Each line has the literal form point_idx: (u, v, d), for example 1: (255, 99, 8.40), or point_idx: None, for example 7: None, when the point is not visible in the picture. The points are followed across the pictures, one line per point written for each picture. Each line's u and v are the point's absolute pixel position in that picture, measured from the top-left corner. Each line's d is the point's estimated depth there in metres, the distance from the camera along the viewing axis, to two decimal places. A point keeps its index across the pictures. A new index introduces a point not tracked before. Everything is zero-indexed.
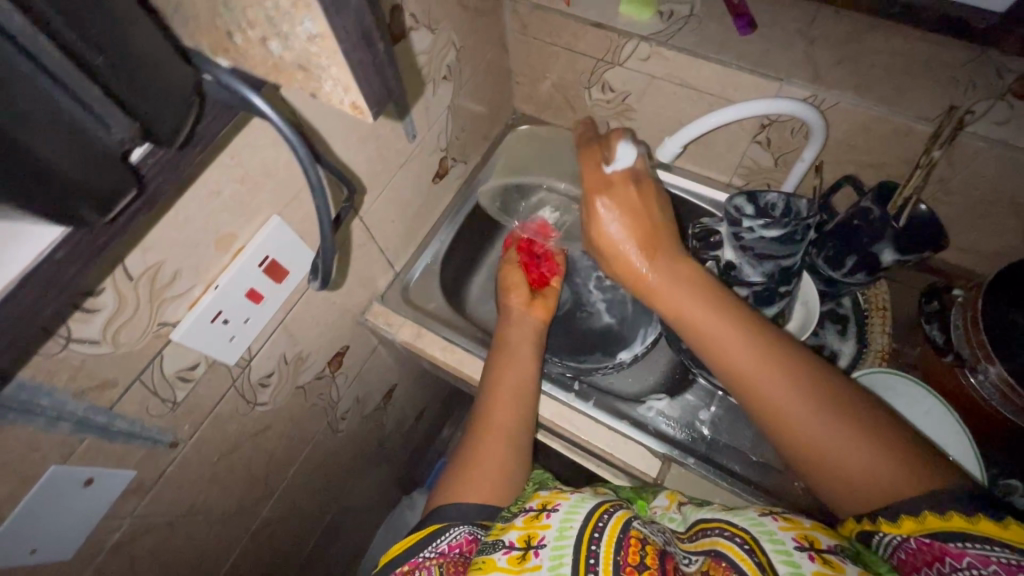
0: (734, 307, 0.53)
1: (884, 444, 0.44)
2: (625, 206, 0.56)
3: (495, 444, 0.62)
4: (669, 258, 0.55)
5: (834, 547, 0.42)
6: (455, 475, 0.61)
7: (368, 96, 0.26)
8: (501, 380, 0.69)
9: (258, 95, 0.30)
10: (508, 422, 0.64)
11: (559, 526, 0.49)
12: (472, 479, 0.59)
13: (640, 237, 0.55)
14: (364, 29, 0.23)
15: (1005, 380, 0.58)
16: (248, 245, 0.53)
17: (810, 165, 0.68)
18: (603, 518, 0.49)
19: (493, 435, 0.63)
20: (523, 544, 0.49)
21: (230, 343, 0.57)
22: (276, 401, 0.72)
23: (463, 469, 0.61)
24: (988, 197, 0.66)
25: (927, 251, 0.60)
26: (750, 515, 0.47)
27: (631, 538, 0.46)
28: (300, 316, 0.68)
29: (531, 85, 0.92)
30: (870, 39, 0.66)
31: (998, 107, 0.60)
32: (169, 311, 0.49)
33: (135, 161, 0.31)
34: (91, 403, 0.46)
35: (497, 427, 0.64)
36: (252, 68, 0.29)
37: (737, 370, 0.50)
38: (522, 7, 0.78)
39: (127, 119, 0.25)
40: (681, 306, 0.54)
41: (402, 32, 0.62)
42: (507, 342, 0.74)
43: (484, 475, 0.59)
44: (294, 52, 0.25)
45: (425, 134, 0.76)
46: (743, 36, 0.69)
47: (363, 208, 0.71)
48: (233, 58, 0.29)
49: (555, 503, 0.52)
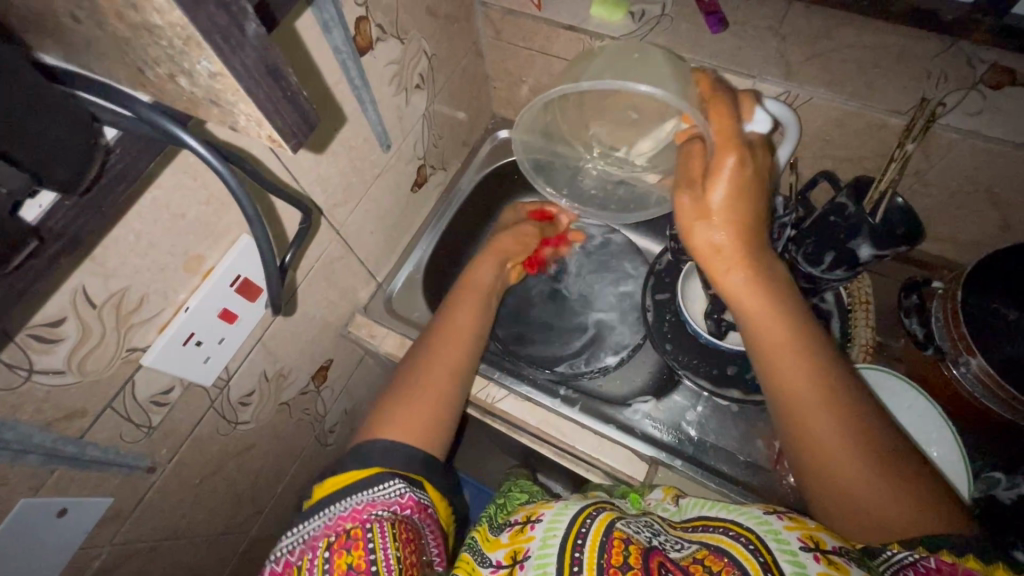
0: (805, 321, 0.49)
1: (913, 483, 0.43)
2: (748, 179, 0.46)
3: (445, 372, 0.62)
4: (763, 257, 0.49)
5: (840, 549, 0.42)
6: (397, 398, 0.59)
7: (284, 128, 0.26)
8: (457, 321, 0.68)
9: (188, 133, 0.30)
10: (456, 357, 0.64)
11: (543, 536, 0.49)
12: (411, 403, 0.58)
13: (744, 220, 0.47)
14: (270, 65, 0.23)
15: (987, 372, 0.58)
16: (217, 266, 0.52)
17: (787, 162, 0.67)
18: (586, 522, 0.48)
19: (437, 365, 0.63)
20: (509, 562, 0.49)
21: (205, 365, 0.56)
22: (259, 418, 0.71)
23: (407, 397, 0.59)
24: (964, 188, 0.66)
25: (903, 247, 0.60)
26: (754, 512, 0.47)
27: (614, 540, 0.45)
28: (278, 333, 0.67)
29: (509, 89, 0.92)
30: (841, 33, 0.66)
31: (970, 97, 0.60)
32: (138, 336, 0.48)
33: (31, 219, 0.29)
34: (59, 434, 0.46)
35: (441, 361, 0.63)
36: (175, 102, 0.28)
37: (791, 373, 0.48)
38: (494, 12, 0.77)
39: (9, 168, 0.24)
40: (748, 300, 0.49)
41: (370, 43, 0.61)
42: (470, 288, 0.73)
43: (427, 414, 0.58)
44: (202, 89, 0.24)
45: (399, 143, 0.76)
46: (714, 33, 0.69)
47: (340, 221, 0.70)
48: (155, 93, 0.29)
49: (539, 513, 0.52)
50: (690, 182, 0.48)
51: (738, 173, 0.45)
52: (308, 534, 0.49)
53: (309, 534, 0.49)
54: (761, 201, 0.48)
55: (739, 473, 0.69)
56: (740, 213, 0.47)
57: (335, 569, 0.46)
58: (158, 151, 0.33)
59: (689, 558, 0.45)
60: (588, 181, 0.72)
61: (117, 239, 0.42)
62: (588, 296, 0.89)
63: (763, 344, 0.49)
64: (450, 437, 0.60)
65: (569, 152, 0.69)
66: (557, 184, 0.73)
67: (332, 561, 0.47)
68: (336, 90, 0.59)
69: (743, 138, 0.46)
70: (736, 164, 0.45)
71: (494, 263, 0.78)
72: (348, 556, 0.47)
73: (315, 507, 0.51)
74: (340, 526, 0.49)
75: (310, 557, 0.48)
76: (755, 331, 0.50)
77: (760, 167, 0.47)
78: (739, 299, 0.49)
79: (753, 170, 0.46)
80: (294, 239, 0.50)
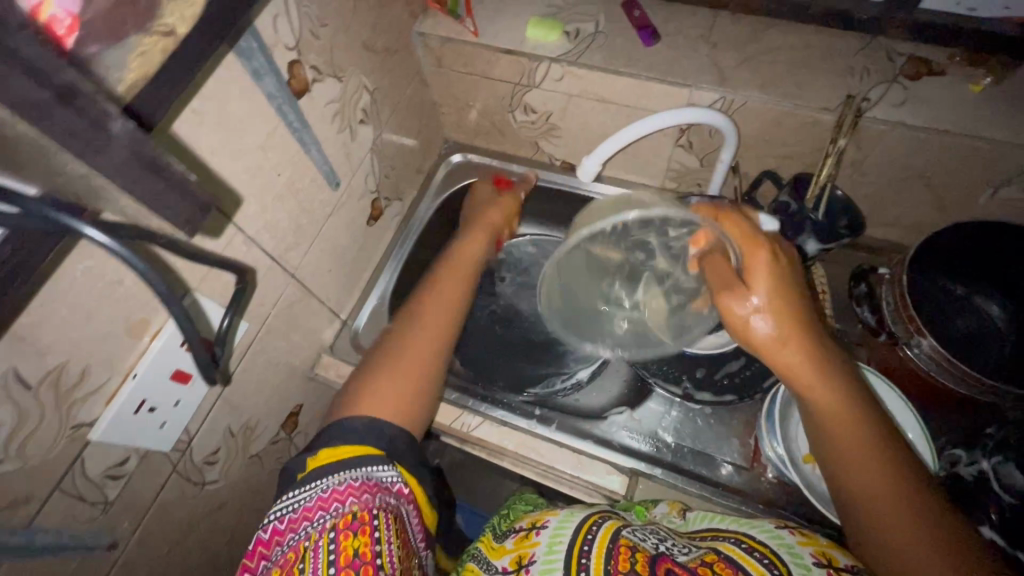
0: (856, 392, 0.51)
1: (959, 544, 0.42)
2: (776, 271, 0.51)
3: (426, 343, 0.60)
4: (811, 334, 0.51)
5: (852, 566, 0.45)
6: (366, 372, 0.58)
7: None
8: (442, 292, 0.66)
9: (85, 224, 0.31)
10: (442, 306, 0.63)
11: (549, 542, 0.49)
12: (391, 377, 0.57)
13: (785, 304, 0.50)
14: None
15: (937, 351, 0.59)
16: (165, 328, 0.50)
17: (730, 166, 0.70)
18: (593, 529, 0.49)
19: (419, 329, 0.61)
20: (514, 567, 0.50)
21: (162, 431, 0.54)
22: (229, 475, 0.69)
23: (376, 368, 0.57)
24: (899, 174, 0.68)
25: (846, 238, 0.65)
26: (765, 526, 0.49)
27: (621, 547, 0.46)
28: (239, 385, 0.65)
29: (457, 114, 0.92)
30: (768, 36, 0.69)
31: (892, 90, 0.63)
32: (83, 412, 0.46)
33: None
34: (3, 525, 0.44)
35: (426, 325, 0.61)
36: (71, 183, 0.28)
37: (847, 445, 0.48)
38: (433, 41, 0.78)
39: None
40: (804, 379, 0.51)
41: (306, 85, 0.60)
42: (456, 268, 0.69)
43: (405, 381, 0.57)
44: None
45: (349, 180, 0.75)
46: (648, 47, 0.71)
47: (295, 266, 0.69)
48: (49, 176, 0.28)
49: (544, 520, 0.53)
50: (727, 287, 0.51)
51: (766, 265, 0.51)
52: (310, 508, 0.48)
53: (306, 508, 0.48)
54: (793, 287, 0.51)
55: (719, 476, 0.70)
56: (777, 296, 0.50)
57: (341, 556, 0.45)
58: (60, 229, 0.32)
59: (697, 560, 0.46)
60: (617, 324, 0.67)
61: (45, 318, 0.41)
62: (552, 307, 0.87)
63: (823, 426, 0.50)
64: (434, 399, 0.60)
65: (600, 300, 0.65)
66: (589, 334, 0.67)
67: (337, 545, 0.45)
68: (275, 135, 0.58)
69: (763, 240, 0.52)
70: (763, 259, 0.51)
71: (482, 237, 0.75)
72: (355, 541, 0.46)
73: (314, 480, 0.49)
74: (343, 504, 0.47)
75: (311, 536, 0.46)
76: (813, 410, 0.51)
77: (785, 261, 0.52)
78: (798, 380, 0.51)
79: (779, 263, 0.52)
80: (233, 305, 0.50)
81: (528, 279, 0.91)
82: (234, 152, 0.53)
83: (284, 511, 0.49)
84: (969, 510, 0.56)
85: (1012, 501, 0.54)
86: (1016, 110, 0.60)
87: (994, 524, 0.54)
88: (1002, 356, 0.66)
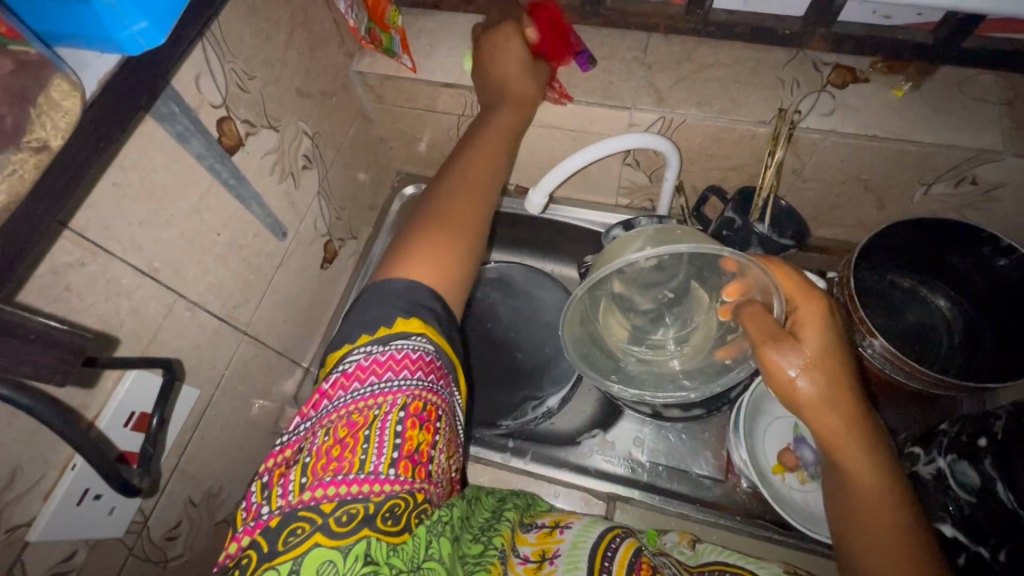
0: (892, 461, 0.46)
1: None
2: (822, 333, 0.46)
3: (469, 210, 0.55)
4: (857, 400, 0.46)
5: None
6: (416, 239, 0.52)
7: None
8: (469, 170, 0.58)
9: None
10: (477, 181, 0.58)
11: (573, 540, 0.51)
12: (441, 240, 0.52)
13: (831, 366, 0.46)
14: None
15: (888, 352, 0.60)
16: (102, 414, 0.49)
17: (675, 185, 0.72)
18: (615, 541, 0.50)
19: (457, 207, 0.55)
20: (537, 557, 0.50)
21: (111, 516, 0.52)
22: (194, 547, 0.66)
23: (420, 241, 0.51)
24: (836, 179, 0.70)
25: (791, 244, 0.67)
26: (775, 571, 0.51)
27: (642, 562, 0.47)
28: (195, 453, 0.62)
29: (406, 147, 0.91)
30: (699, 53, 0.69)
31: (822, 99, 0.65)
32: (18, 512, 0.44)
33: None
34: None
35: (465, 203, 0.56)
36: None
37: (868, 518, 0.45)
38: (372, 79, 0.77)
39: None
40: (843, 442, 0.46)
41: (239, 140, 0.58)
42: (489, 140, 0.61)
43: (440, 261, 0.50)
44: None
45: (297, 228, 0.73)
46: (585, 72, 0.70)
47: (246, 323, 0.67)
48: None
49: (567, 521, 0.54)
50: (774, 337, 0.45)
51: (813, 322, 0.47)
52: (382, 367, 0.42)
53: (378, 365, 0.42)
54: (838, 348, 0.46)
55: (694, 491, 0.71)
56: (823, 356, 0.46)
57: (404, 444, 0.41)
58: None
59: None
60: (632, 365, 0.62)
61: None
62: (507, 331, 0.83)
63: (849, 493, 0.46)
64: (471, 282, 0.54)
65: (617, 335, 0.60)
66: (601, 371, 0.60)
67: (405, 430, 0.41)
68: (208, 196, 0.56)
69: (807, 294, 0.48)
70: (809, 314, 0.47)
71: (522, 111, 0.66)
72: (421, 435, 0.42)
73: (399, 339, 0.43)
74: (415, 379, 0.43)
75: (381, 400, 0.42)
76: (843, 475, 0.47)
77: (834, 320, 0.48)
78: (836, 442, 0.46)
79: (828, 323, 0.47)
80: (161, 394, 0.47)
81: (500, 302, 0.84)
82: (167, 218, 0.51)
83: (362, 357, 0.43)
84: (932, 508, 0.58)
85: (968, 498, 0.55)
86: (939, 112, 0.63)
87: (954, 521, 0.56)
88: (951, 346, 0.69)
